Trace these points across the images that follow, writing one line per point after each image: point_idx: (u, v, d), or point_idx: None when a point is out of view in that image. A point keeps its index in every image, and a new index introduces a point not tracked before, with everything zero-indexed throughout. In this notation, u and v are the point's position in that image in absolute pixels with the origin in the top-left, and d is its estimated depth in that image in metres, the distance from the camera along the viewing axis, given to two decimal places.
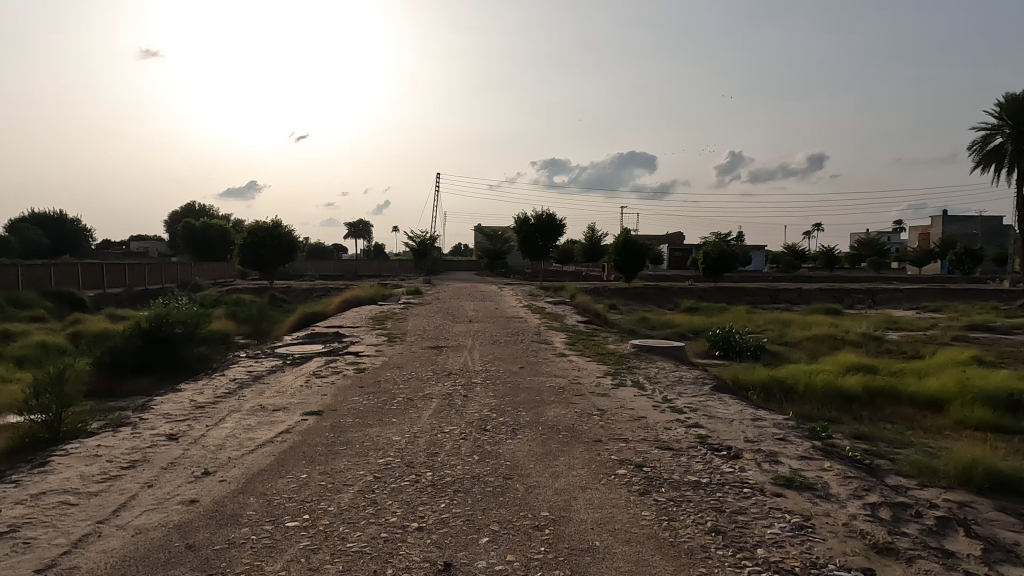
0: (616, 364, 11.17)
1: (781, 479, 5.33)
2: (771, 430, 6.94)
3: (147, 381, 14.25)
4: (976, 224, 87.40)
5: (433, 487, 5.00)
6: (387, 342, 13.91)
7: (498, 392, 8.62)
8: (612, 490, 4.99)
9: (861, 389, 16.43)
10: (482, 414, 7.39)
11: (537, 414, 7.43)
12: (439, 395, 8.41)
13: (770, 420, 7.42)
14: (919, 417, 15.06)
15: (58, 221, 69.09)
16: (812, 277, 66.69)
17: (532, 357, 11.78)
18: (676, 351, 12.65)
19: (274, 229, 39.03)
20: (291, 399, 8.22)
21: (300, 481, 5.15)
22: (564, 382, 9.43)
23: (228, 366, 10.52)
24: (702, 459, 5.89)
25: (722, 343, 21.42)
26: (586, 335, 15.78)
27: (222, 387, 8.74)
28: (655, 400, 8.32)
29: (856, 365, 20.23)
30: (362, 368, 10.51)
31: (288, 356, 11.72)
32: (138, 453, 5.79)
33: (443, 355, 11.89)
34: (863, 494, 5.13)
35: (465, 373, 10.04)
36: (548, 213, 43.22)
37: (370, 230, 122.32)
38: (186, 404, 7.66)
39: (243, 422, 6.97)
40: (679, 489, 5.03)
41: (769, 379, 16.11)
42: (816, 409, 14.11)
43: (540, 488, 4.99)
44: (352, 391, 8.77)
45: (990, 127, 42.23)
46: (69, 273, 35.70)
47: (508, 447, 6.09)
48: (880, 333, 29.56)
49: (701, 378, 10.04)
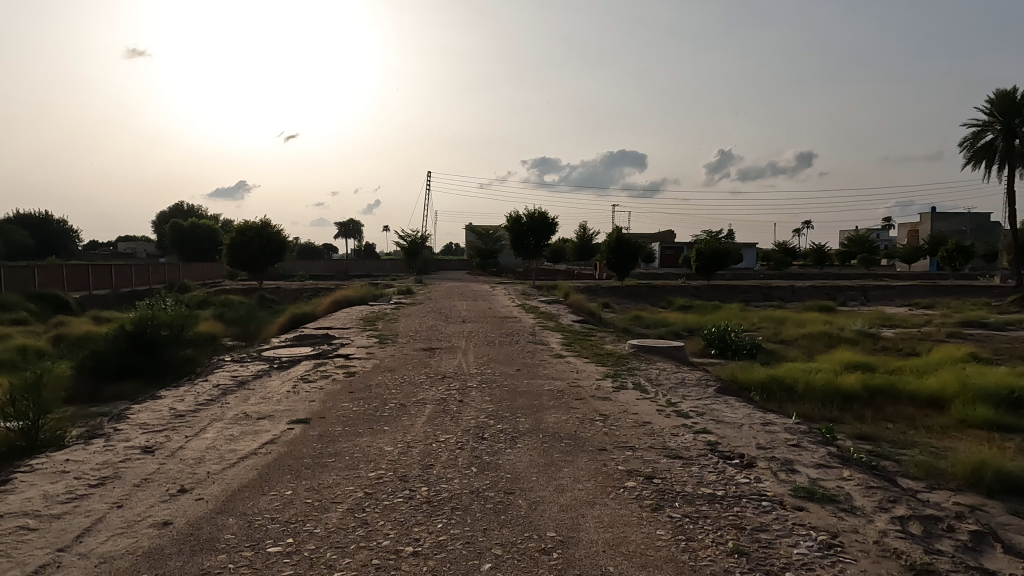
0: (615, 365, 10.84)
1: (801, 491, 5.00)
2: (783, 436, 6.61)
3: (132, 386, 13.77)
4: (964, 220, 87.87)
5: (429, 505, 4.62)
6: (378, 344, 13.50)
7: (494, 397, 8.24)
8: (621, 504, 4.63)
9: (860, 387, 16.21)
10: (478, 421, 7.01)
11: (537, 420, 7.06)
12: (433, 400, 8.03)
13: (781, 425, 7.09)
14: (920, 416, 14.82)
15: (42, 222, 67.88)
16: (804, 274, 66.75)
17: (528, 359, 11.41)
18: (676, 351, 12.32)
19: (262, 229, 38.39)
20: (276, 407, 7.79)
21: (284, 499, 4.75)
22: (563, 385, 9.08)
23: (212, 371, 10.07)
24: (714, 469, 5.55)
25: (718, 342, 21.17)
26: (582, 335, 15.44)
27: (204, 393, 8.30)
28: (659, 404, 7.97)
29: (854, 363, 20.02)
30: (353, 371, 10.10)
31: (275, 359, 11.29)
32: (110, 468, 5.36)
33: (436, 358, 11.49)
34: (890, 507, 4.81)
35: (460, 376, 9.64)
36: (540, 212, 42.78)
37: (361, 229, 121.52)
38: (164, 413, 7.22)
39: (225, 432, 6.57)
40: (693, 503, 4.70)
41: (768, 379, 15.83)
42: (816, 410, 13.85)
43: (545, 505, 4.61)
44: (341, 396, 8.36)
45: (981, 123, 42.28)
46: (53, 275, 34.97)
47: (508, 457, 5.71)
48: (874, 330, 29.44)
49: (703, 378, 9.72)
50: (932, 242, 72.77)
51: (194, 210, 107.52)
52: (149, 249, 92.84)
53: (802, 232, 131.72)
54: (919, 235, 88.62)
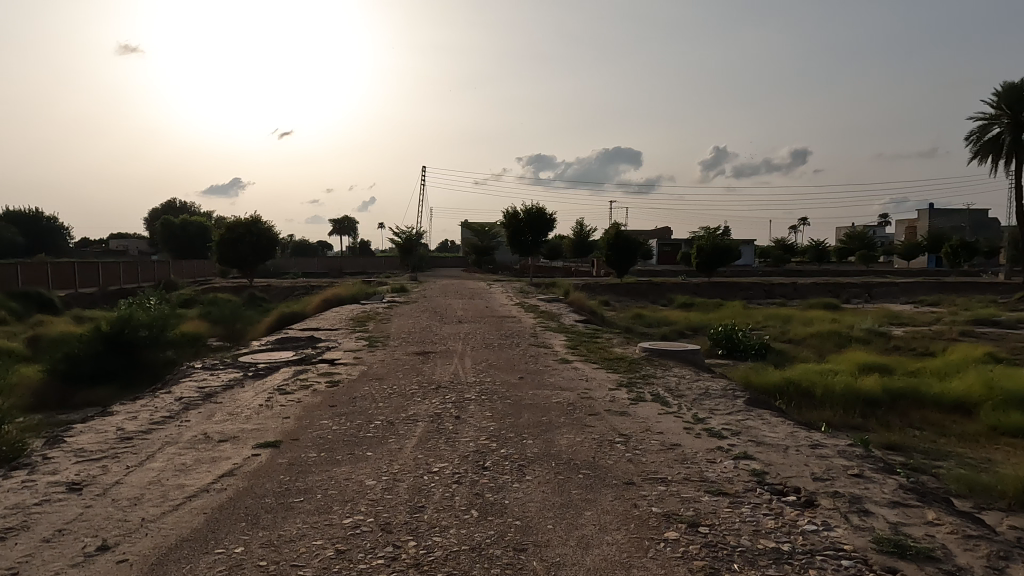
0: (628, 372, 9.79)
1: (887, 544, 3.98)
2: (839, 463, 5.58)
3: (105, 391, 12.64)
4: (963, 217, 87.26)
5: (419, 570, 3.57)
6: (367, 347, 12.42)
7: (495, 412, 7.18)
8: (667, 569, 3.60)
9: (881, 391, 15.21)
10: (477, 445, 5.96)
11: (547, 443, 6.01)
12: (425, 417, 6.97)
13: (833, 447, 6.07)
14: (948, 423, 13.84)
15: (32, 220, 66.40)
16: (803, 270, 65.95)
17: (531, 364, 10.34)
18: (690, 355, 11.27)
19: (252, 225, 37.08)
20: (243, 426, 6.71)
21: (230, 563, 3.68)
22: (572, 396, 8.01)
23: (178, 380, 8.98)
24: (771, 511, 4.51)
25: (725, 341, 20.22)
26: (588, 337, 14.38)
27: (161, 410, 7.19)
28: (686, 420, 6.93)
29: (871, 364, 19.03)
30: (337, 381, 9.02)
31: (251, 366, 10.16)
32: (19, 515, 4.28)
33: (430, 364, 10.38)
34: (1005, 568, 3.79)
35: (456, 387, 8.55)
36: (537, 207, 41.71)
37: (356, 226, 120.17)
38: (108, 436, 6.13)
39: (177, 460, 5.51)
40: (757, 566, 3.67)
41: (784, 382, 14.82)
42: (837, 416, 12.88)
43: (569, 569, 3.57)
44: (320, 412, 7.27)
45: (987, 117, 41.36)
46: (37, 272, 33.76)
47: (518, 496, 4.65)
48: (885, 328, 28.48)
49: (729, 387, 8.68)
50: (932, 239, 71.96)
51: (187, 206, 106.26)
52: (141, 244, 91.21)
53: (797, 229, 131.11)
54: (918, 232, 87.86)
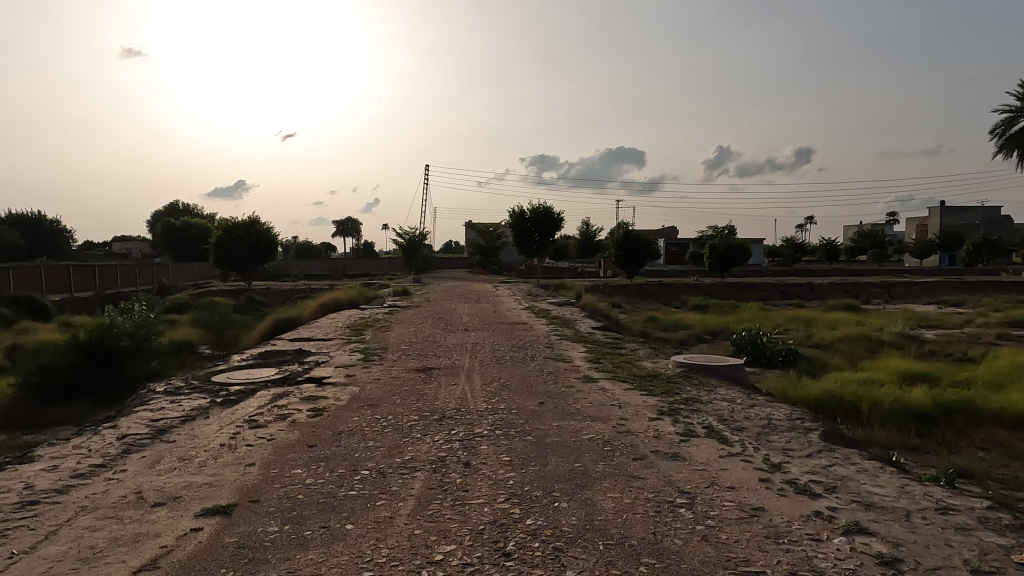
0: (666, 395, 8.27)
1: None
2: (993, 541, 4.06)
3: (80, 407, 11.06)
4: (977, 215, 85.43)
5: None
6: (362, 362, 10.92)
7: (515, 456, 5.67)
8: None
9: (934, 405, 13.60)
10: (494, 511, 4.46)
11: (587, 508, 4.50)
12: (426, 463, 5.49)
13: (968, 513, 4.54)
14: (1018, 443, 12.22)
15: (35, 222, 65.35)
16: (819, 270, 63.51)
17: (551, 385, 8.83)
18: (732, 369, 9.75)
19: (251, 225, 35.73)
20: (191, 479, 5.21)
21: None
22: (607, 431, 6.49)
23: (131, 409, 7.49)
24: None
25: (750, 347, 18.63)
26: (609, 347, 12.87)
27: (97, 455, 5.73)
28: (758, 467, 5.43)
29: (914, 373, 17.41)
30: (321, 408, 7.52)
31: (223, 388, 8.66)
32: None
33: (432, 385, 8.87)
34: None
35: (464, 417, 7.06)
36: (546, 206, 40.03)
37: (359, 228, 118.36)
38: (9, 501, 4.64)
39: (88, 541, 4.05)
40: None
41: (826, 393, 13.21)
42: (894, 436, 11.27)
43: None
44: (294, 456, 5.77)
45: (1014, 109, 39.46)
46: (30, 276, 32.26)
47: None
48: (915, 332, 26.81)
49: (794, 416, 7.16)
50: (947, 236, 70.30)
51: (189, 208, 105.43)
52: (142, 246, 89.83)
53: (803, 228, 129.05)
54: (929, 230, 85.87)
